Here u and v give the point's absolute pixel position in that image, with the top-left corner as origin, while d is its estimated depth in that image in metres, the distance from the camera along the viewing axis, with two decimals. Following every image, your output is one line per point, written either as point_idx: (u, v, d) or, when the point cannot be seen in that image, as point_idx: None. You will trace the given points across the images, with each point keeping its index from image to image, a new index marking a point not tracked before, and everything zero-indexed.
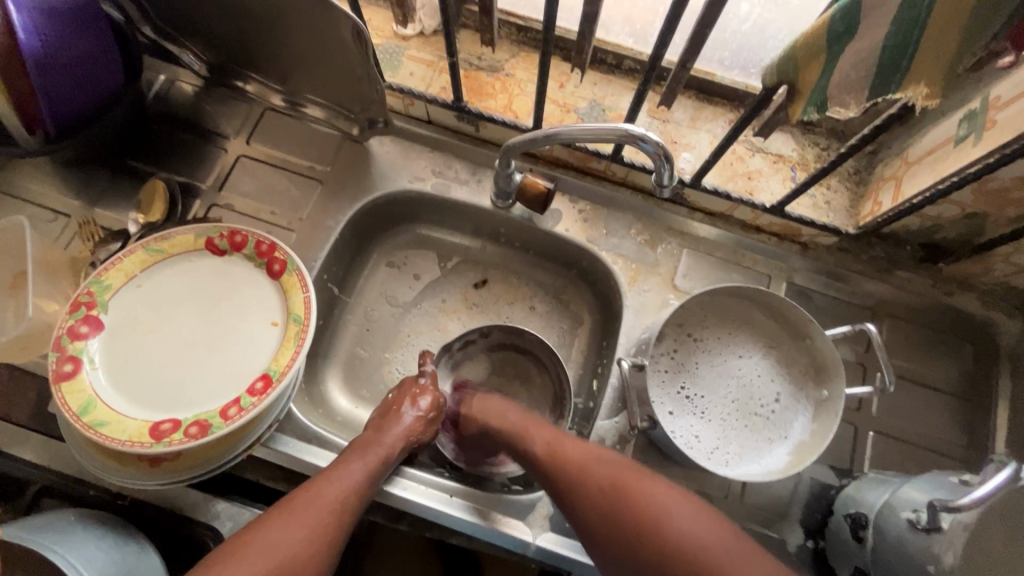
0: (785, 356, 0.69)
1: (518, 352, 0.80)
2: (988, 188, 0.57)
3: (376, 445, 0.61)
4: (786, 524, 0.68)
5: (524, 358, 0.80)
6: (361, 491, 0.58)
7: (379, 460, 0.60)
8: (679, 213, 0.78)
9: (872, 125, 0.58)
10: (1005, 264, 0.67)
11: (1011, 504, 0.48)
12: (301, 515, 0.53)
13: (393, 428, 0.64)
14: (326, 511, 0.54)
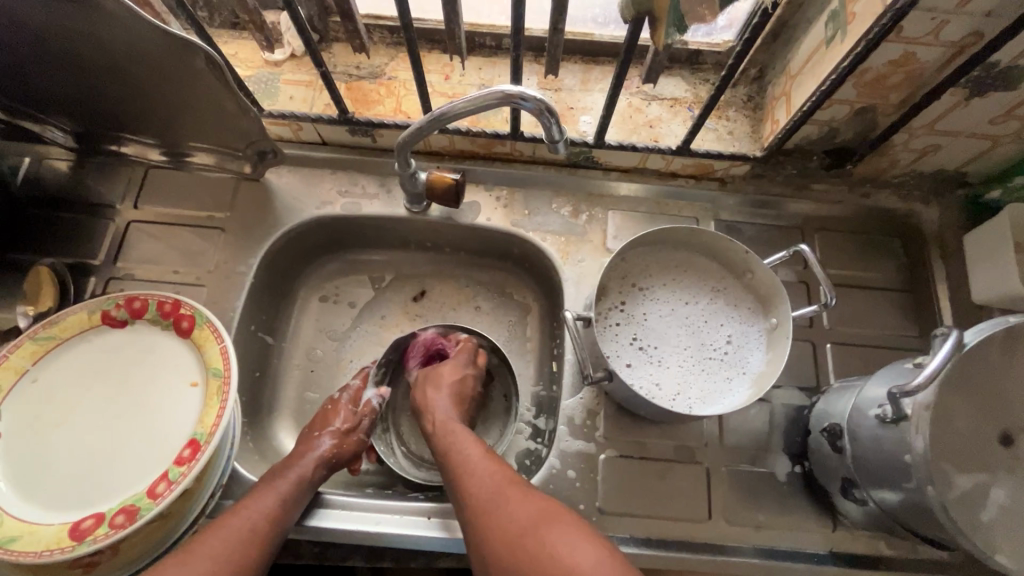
0: (728, 291, 0.68)
1: (473, 349, 0.77)
2: (865, 81, 0.58)
3: (289, 470, 0.59)
4: (772, 456, 0.67)
5: (480, 354, 0.77)
6: (275, 518, 0.54)
7: (293, 485, 0.58)
8: (595, 177, 0.77)
9: (742, 43, 0.58)
10: (907, 152, 0.69)
11: (960, 374, 0.48)
12: (200, 553, 0.49)
13: (305, 452, 0.62)
14: (231, 545, 0.51)
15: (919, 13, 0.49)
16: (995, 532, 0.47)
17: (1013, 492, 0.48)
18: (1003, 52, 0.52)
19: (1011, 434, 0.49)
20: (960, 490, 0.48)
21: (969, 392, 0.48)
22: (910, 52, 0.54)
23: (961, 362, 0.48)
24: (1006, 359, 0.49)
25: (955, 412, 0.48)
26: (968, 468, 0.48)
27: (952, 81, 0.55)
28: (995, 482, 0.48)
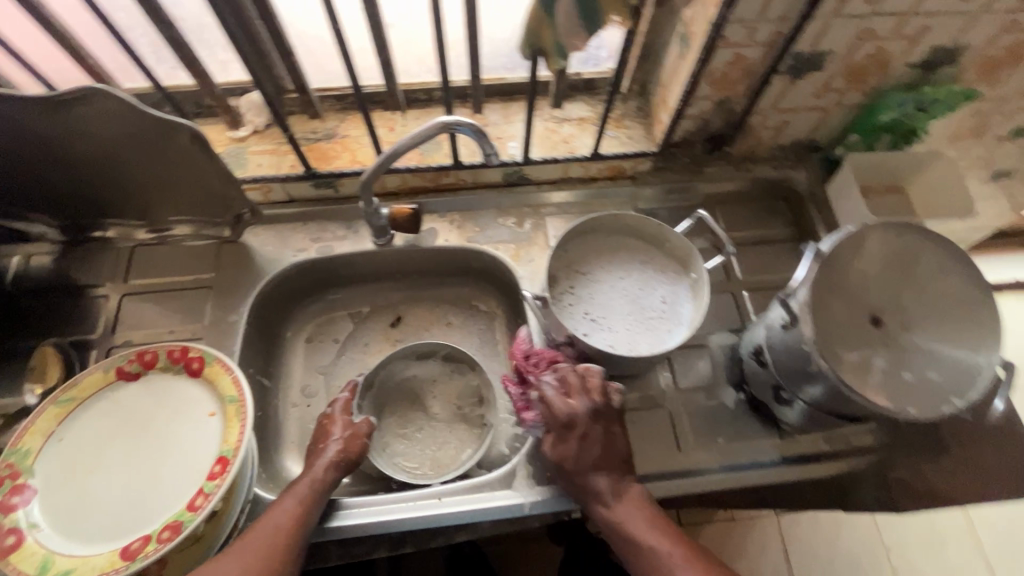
0: (657, 260, 0.82)
1: (430, 371, 0.87)
2: (717, 79, 0.75)
3: (302, 478, 0.65)
4: (719, 389, 0.79)
5: (438, 372, 0.87)
6: (295, 517, 0.60)
7: (305, 489, 0.63)
8: (530, 191, 0.92)
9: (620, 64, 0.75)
10: (767, 130, 0.87)
11: (828, 276, 0.63)
12: (234, 556, 0.55)
13: (315, 459, 0.67)
14: (259, 544, 0.57)
15: (734, 23, 0.67)
16: (882, 389, 0.60)
17: (889, 357, 0.62)
18: (802, 42, 0.71)
19: (877, 315, 0.64)
20: (848, 363, 0.62)
21: (835, 292, 0.64)
22: (741, 53, 0.71)
23: (824, 266, 0.63)
24: (855, 261, 0.64)
25: (828, 308, 0.63)
26: (850, 345, 0.62)
27: (775, 69, 0.73)
28: (875, 352, 0.62)
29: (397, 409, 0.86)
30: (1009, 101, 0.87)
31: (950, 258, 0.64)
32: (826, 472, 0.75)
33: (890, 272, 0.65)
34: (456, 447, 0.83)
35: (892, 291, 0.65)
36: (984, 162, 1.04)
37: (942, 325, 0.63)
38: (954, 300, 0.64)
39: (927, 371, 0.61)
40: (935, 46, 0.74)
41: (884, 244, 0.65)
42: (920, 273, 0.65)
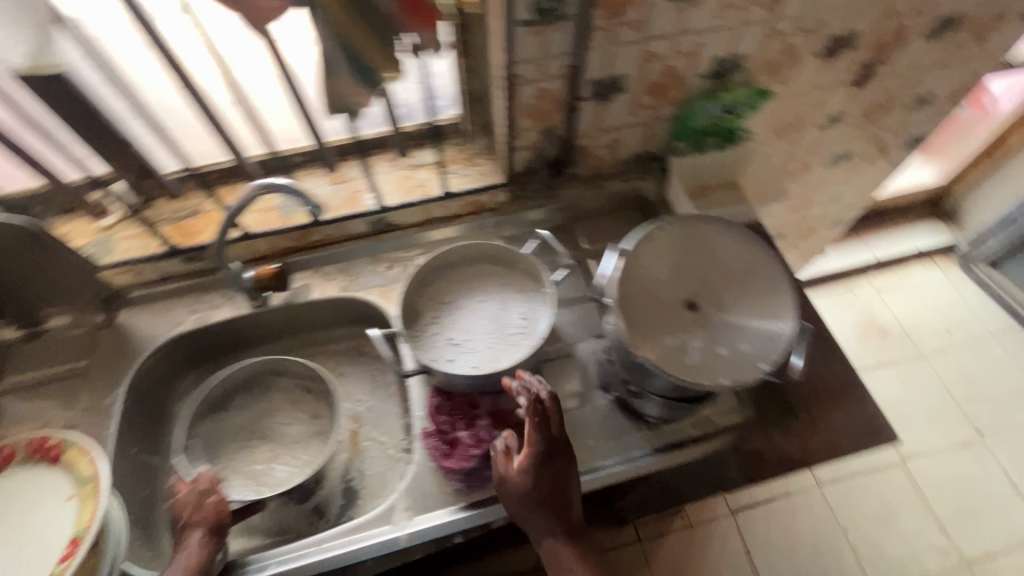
0: (515, 282, 0.87)
1: (248, 407, 0.89)
2: (533, 112, 0.83)
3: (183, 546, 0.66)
4: (589, 393, 0.83)
5: (257, 405, 0.90)
6: None
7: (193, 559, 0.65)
8: (398, 235, 0.97)
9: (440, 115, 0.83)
10: (603, 149, 0.95)
11: (636, 273, 0.70)
12: None
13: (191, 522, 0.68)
14: None
15: (523, 64, 0.75)
16: (699, 367, 0.64)
17: (705, 337, 0.67)
18: (594, 71, 0.79)
19: (691, 300, 0.69)
20: (667, 347, 0.66)
21: (647, 284, 0.70)
22: (543, 87, 0.79)
23: (631, 262, 0.70)
24: (661, 255, 0.72)
25: (643, 299, 0.69)
26: (667, 331, 0.67)
27: (577, 96, 0.81)
28: (691, 334, 0.67)
29: (242, 457, 0.87)
30: (808, 95, 0.97)
31: (744, 239, 0.72)
32: (693, 454, 0.78)
33: (696, 260, 0.72)
34: (321, 447, 0.88)
35: (701, 277, 0.71)
36: (816, 149, 1.14)
37: (749, 300, 0.69)
38: (756, 276, 0.70)
39: (739, 343, 0.66)
40: (716, 57, 0.83)
41: (685, 236, 0.73)
42: (722, 256, 0.72)
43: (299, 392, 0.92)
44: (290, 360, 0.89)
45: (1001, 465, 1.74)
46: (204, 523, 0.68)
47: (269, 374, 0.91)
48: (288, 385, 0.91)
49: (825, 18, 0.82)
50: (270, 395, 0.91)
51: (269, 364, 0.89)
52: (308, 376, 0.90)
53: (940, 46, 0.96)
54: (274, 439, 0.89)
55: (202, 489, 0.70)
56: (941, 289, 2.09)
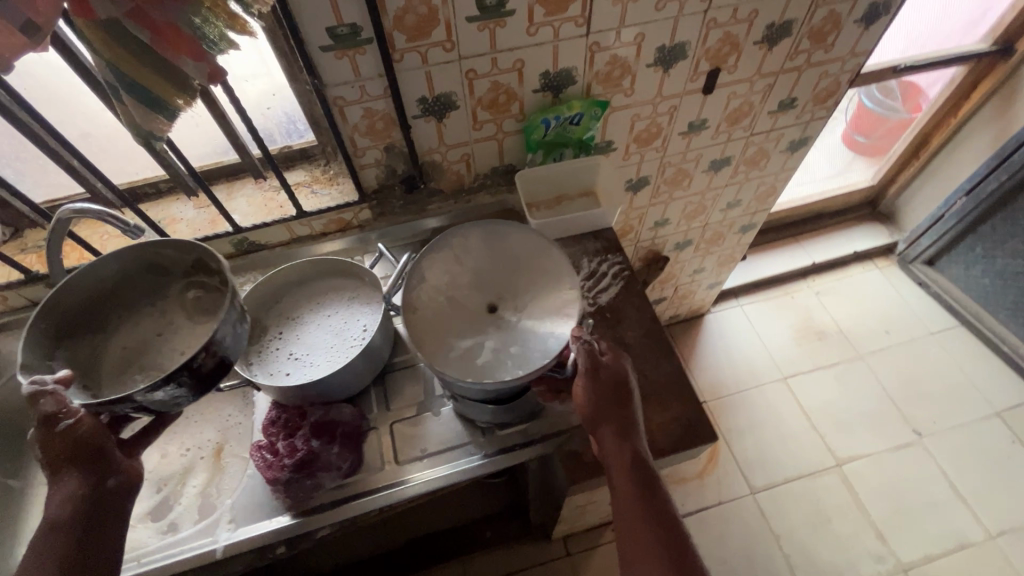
0: (363, 295, 0.90)
1: (131, 322, 0.77)
2: (367, 131, 0.86)
3: (60, 461, 0.62)
4: (430, 400, 0.84)
5: (145, 318, 0.77)
6: (75, 504, 0.62)
7: (82, 474, 0.63)
8: (262, 255, 1.00)
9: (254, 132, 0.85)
10: (456, 163, 0.98)
11: (435, 284, 0.79)
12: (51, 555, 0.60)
13: (54, 444, 0.61)
14: (66, 539, 0.61)
15: (339, 86, 0.79)
16: (489, 363, 0.70)
17: (498, 336, 0.73)
18: (416, 90, 0.83)
19: (490, 304, 0.77)
20: (462, 349, 0.73)
21: (448, 293, 0.78)
22: (368, 107, 0.83)
23: (431, 274, 0.79)
24: (463, 266, 0.81)
25: (443, 308, 0.77)
26: (465, 334, 0.74)
27: (404, 114, 0.84)
28: (486, 336, 0.73)
29: (134, 371, 0.73)
30: (656, 104, 1.00)
31: (538, 244, 0.81)
32: (524, 456, 0.80)
33: (498, 267, 0.81)
34: (207, 329, 0.76)
35: (502, 283, 0.79)
36: (689, 156, 1.17)
37: (542, 298, 0.76)
38: (550, 277, 0.78)
39: (529, 339, 0.72)
40: (541, 72, 0.87)
41: (487, 246, 0.82)
42: (521, 262, 0.81)
43: (190, 293, 0.79)
44: (145, 245, 0.76)
45: (941, 467, 1.70)
46: (73, 450, 0.62)
47: (151, 275, 0.78)
48: (178, 291, 0.79)
49: (643, 31, 0.86)
50: (157, 302, 0.78)
51: (133, 256, 0.76)
52: (195, 270, 0.79)
53: (780, 52, 0.99)
54: (158, 344, 0.75)
55: (48, 420, 0.60)
56: (882, 290, 2.08)
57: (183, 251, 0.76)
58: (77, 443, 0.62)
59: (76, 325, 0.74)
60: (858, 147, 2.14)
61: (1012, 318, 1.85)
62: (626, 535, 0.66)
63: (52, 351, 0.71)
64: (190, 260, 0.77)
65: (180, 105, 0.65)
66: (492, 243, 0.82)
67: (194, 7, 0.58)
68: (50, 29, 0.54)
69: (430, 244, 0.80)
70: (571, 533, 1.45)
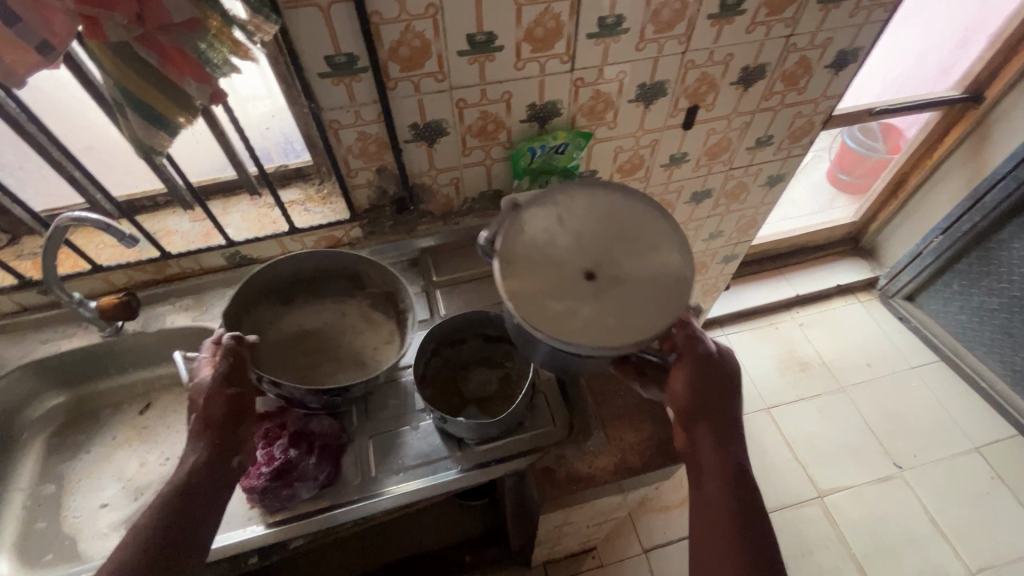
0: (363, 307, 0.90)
1: (314, 307, 0.89)
2: (361, 153, 0.91)
3: (219, 409, 0.68)
4: (409, 414, 0.86)
5: (328, 310, 0.89)
6: (221, 447, 0.67)
7: (230, 420, 0.68)
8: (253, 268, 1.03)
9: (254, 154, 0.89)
10: (446, 186, 1.02)
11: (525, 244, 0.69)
12: (198, 492, 0.65)
13: (212, 396, 0.68)
14: (210, 478, 0.66)
15: (335, 110, 0.83)
16: (587, 332, 0.63)
17: (597, 306, 0.65)
18: (408, 117, 0.87)
19: (589, 270, 0.68)
20: (556, 311, 0.64)
21: (545, 251, 0.69)
22: (362, 130, 0.87)
23: (530, 229, 0.71)
24: (566, 226, 0.71)
25: (539, 264, 0.68)
26: (559, 299, 0.66)
27: (396, 138, 0.89)
28: (583, 302, 0.65)
29: (297, 355, 0.84)
30: (638, 137, 1.05)
31: (650, 217, 0.73)
32: (499, 473, 0.82)
33: (601, 231, 0.71)
34: (383, 355, 0.86)
35: (607, 250, 0.70)
36: (671, 187, 1.22)
37: (649, 276, 0.69)
38: (659, 257, 0.70)
39: (631, 317, 0.65)
40: (528, 104, 0.92)
41: (593, 209, 0.73)
42: (628, 230, 0.71)
43: (369, 310, 0.90)
44: (363, 261, 0.87)
45: (921, 500, 1.71)
46: (227, 400, 0.68)
47: (344, 281, 0.90)
48: (361, 304, 0.91)
49: (624, 69, 0.91)
50: (341, 302, 0.90)
51: (343, 266, 0.88)
52: (384, 297, 0.90)
53: (755, 93, 1.05)
54: (335, 347, 0.86)
55: (222, 377, 0.69)
56: (864, 324, 2.12)
57: (385, 282, 0.88)
58: (233, 407, 0.69)
59: (274, 294, 0.87)
60: (840, 183, 2.25)
61: (989, 354, 1.90)
62: (708, 532, 0.70)
63: (250, 307, 0.84)
64: (383, 290, 0.90)
65: (182, 123, 0.69)
66: (588, 199, 0.73)
67: (201, 34, 0.62)
68: (63, 49, 0.58)
69: (535, 194, 0.73)
70: (550, 559, 1.44)
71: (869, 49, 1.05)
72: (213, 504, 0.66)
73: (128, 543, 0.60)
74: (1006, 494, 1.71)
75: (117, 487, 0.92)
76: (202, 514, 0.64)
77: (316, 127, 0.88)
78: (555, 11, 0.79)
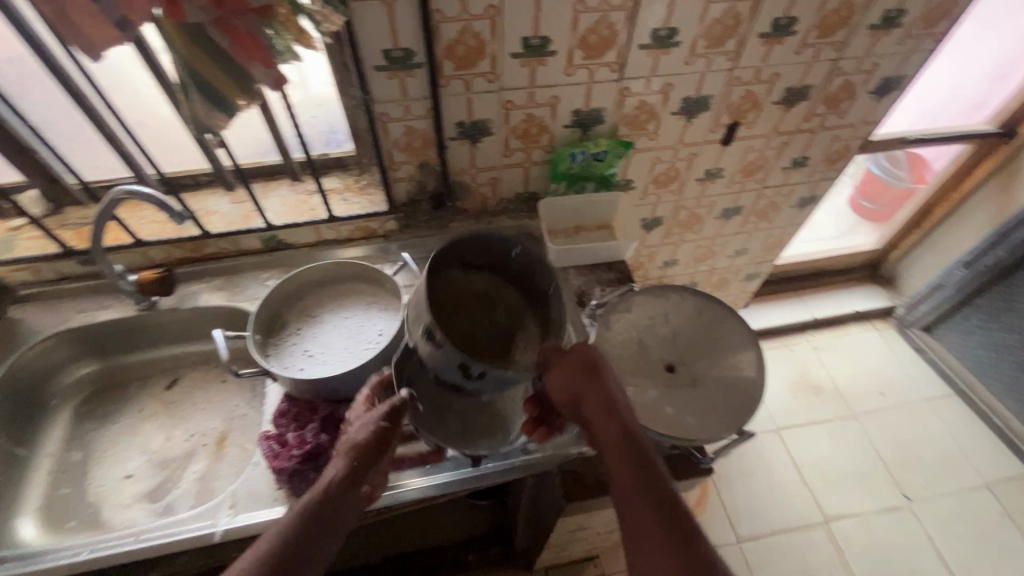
0: (381, 301, 0.93)
1: None
2: (406, 146, 0.92)
3: (364, 444, 0.68)
4: None
5: None
6: (354, 481, 0.67)
7: (370, 459, 0.68)
8: (288, 253, 1.04)
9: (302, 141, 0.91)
10: (485, 184, 1.03)
11: (626, 320, 0.81)
12: (316, 523, 0.64)
13: (369, 429, 0.68)
14: (332, 510, 0.66)
15: (386, 103, 0.84)
16: (643, 410, 0.72)
17: (662, 394, 0.74)
18: (456, 114, 0.88)
19: (672, 364, 0.77)
20: (628, 385, 0.75)
21: (638, 336, 0.80)
22: (410, 125, 0.88)
23: (637, 311, 0.82)
24: (667, 320, 0.81)
25: (630, 343, 0.79)
26: (635, 375, 0.76)
27: (441, 135, 0.90)
28: (652, 386, 0.75)
29: (439, 376, 0.77)
30: (677, 149, 1.06)
31: (745, 338, 0.78)
32: (524, 472, 0.82)
33: (695, 334, 0.80)
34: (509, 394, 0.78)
35: (691, 350, 0.78)
36: (703, 201, 1.22)
37: (722, 390, 0.74)
38: (740, 382, 0.75)
39: (687, 417, 0.72)
40: (573, 110, 0.93)
41: (698, 314, 0.81)
42: (722, 341, 0.78)
43: None
44: None
45: (928, 533, 1.69)
46: (376, 438, 0.68)
47: None
48: None
49: (671, 81, 0.92)
50: None
51: None
52: None
53: (797, 113, 1.06)
54: None
55: (386, 413, 0.69)
56: (879, 352, 2.11)
57: None
58: (380, 444, 0.68)
59: None
60: (863, 211, 2.23)
61: (1006, 391, 1.88)
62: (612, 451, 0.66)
63: None
64: None
65: (240, 105, 0.70)
66: (690, 304, 0.81)
67: (269, 21, 0.64)
68: (141, 27, 0.59)
69: (648, 285, 0.82)
70: (553, 563, 1.43)
71: (913, 77, 1.05)
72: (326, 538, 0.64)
73: (268, 543, 0.62)
74: (1013, 533, 1.70)
75: (141, 459, 0.93)
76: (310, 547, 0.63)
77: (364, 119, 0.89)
78: (611, 20, 0.80)
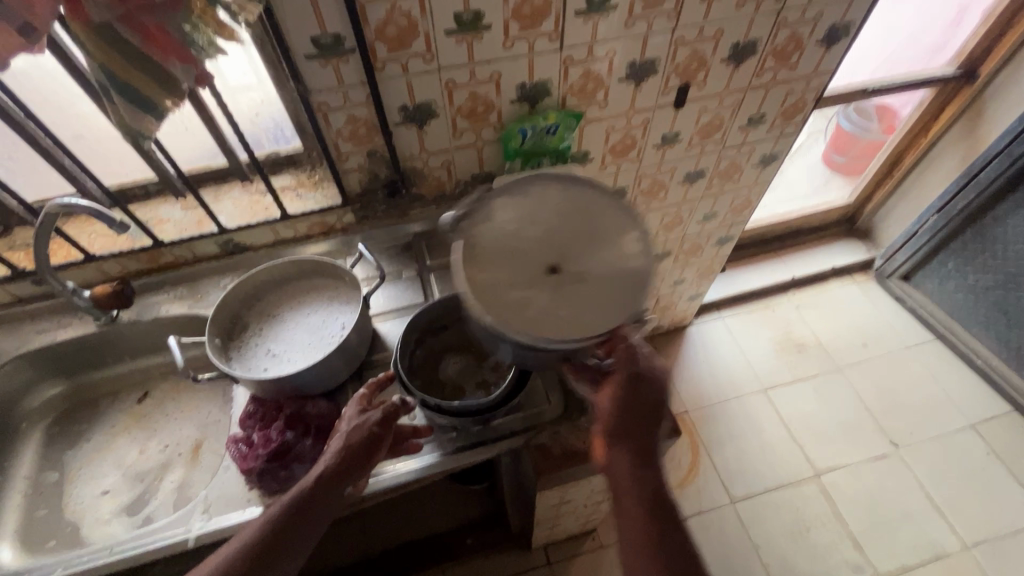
0: (342, 294, 0.93)
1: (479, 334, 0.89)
2: (352, 136, 0.90)
3: (356, 447, 0.70)
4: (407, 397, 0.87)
5: None
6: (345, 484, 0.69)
7: (363, 462, 0.70)
8: (246, 255, 1.03)
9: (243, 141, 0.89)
10: (439, 168, 1.01)
11: (489, 231, 0.71)
12: (304, 520, 0.66)
13: (363, 434, 0.71)
14: (320, 513, 0.67)
15: (323, 92, 0.83)
16: (539, 323, 0.65)
17: (551, 299, 0.67)
18: (398, 98, 0.87)
19: (554, 265, 0.69)
20: (514, 299, 0.67)
21: (511, 241, 0.71)
22: (351, 113, 0.87)
23: (498, 216, 0.73)
24: (534, 219, 0.72)
25: (506, 250, 0.70)
26: (517, 285, 0.67)
27: (385, 122, 0.89)
28: (538, 294, 0.67)
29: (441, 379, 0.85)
30: (629, 117, 1.05)
31: (623, 217, 0.72)
32: (498, 450, 0.82)
33: (571, 225, 0.72)
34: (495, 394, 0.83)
35: (569, 244, 0.71)
36: (664, 168, 1.22)
37: (611, 278, 0.69)
38: (625, 267, 0.69)
39: (585, 314, 0.66)
40: (517, 85, 0.92)
41: (567, 203, 0.74)
42: (600, 226, 0.72)
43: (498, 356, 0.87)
44: None
45: (918, 476, 1.72)
46: (369, 443, 0.71)
47: None
48: None
49: (613, 46, 0.91)
50: None
51: None
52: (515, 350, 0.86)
53: (746, 70, 1.05)
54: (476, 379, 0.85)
55: (384, 419, 0.72)
56: (861, 304, 2.13)
57: None
58: (372, 448, 0.71)
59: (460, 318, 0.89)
60: (836, 165, 2.21)
61: (985, 332, 1.90)
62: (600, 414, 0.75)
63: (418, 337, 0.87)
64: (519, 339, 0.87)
65: (169, 107, 0.68)
66: (560, 193, 0.74)
67: (184, 16, 0.62)
68: (46, 30, 0.57)
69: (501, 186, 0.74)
70: (551, 541, 1.43)
71: (860, 23, 1.04)
72: (311, 533, 0.67)
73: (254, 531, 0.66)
74: (1000, 469, 1.72)
75: (118, 474, 0.93)
76: (294, 541, 0.66)
77: (305, 111, 0.87)
78: None
